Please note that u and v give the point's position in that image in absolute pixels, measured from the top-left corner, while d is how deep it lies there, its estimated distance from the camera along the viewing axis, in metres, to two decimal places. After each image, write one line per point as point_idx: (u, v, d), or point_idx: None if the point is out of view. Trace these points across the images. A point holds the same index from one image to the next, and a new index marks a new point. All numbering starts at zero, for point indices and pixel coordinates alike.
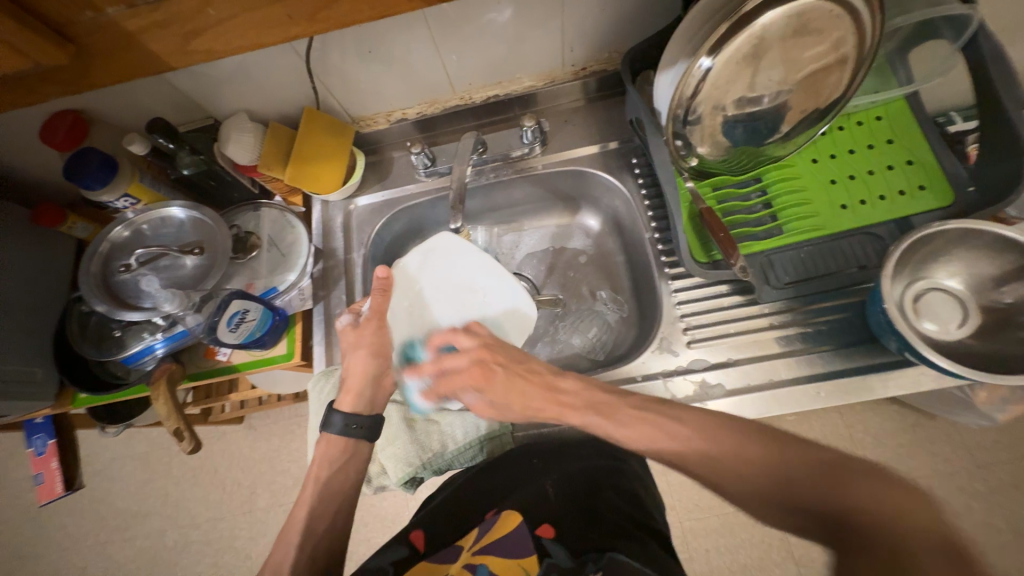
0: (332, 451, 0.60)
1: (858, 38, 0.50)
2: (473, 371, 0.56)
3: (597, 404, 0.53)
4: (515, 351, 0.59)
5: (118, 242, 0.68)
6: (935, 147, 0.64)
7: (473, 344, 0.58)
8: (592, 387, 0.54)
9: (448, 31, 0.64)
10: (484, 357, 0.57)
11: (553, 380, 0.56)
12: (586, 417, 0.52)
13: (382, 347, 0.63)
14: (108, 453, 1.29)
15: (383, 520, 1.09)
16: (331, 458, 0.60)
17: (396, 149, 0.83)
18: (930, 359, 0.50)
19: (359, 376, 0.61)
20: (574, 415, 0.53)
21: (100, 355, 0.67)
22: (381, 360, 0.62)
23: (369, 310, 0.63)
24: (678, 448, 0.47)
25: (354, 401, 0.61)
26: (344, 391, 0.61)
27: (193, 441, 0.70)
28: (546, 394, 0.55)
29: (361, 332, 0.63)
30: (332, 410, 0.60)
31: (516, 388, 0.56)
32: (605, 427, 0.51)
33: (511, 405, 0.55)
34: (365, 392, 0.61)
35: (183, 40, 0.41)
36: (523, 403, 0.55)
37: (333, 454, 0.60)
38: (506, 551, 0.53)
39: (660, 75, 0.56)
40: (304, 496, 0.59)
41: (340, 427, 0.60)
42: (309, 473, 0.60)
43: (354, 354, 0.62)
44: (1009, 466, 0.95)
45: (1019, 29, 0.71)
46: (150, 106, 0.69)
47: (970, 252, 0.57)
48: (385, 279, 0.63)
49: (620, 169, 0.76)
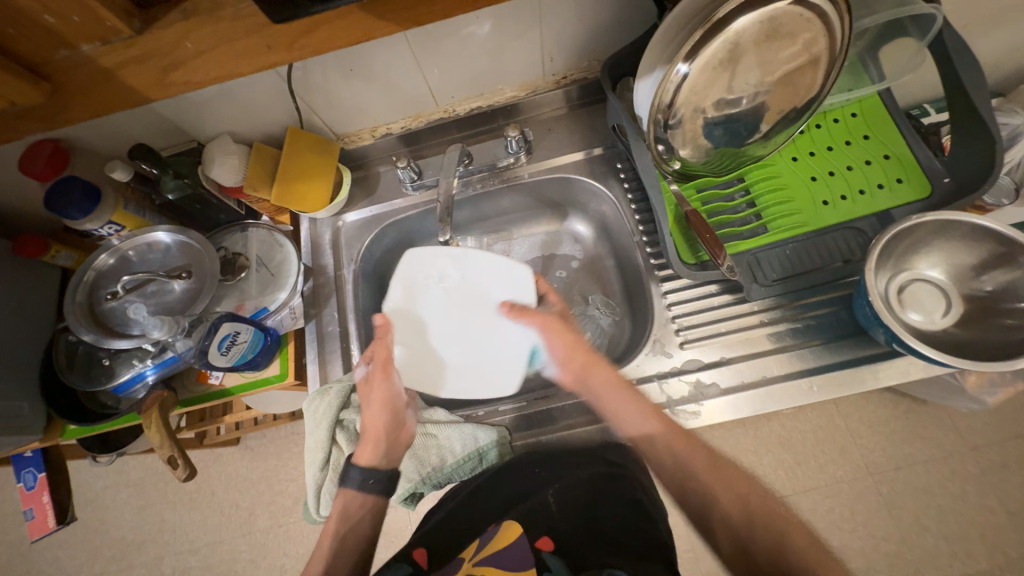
0: (351, 506, 0.59)
1: (828, 39, 0.51)
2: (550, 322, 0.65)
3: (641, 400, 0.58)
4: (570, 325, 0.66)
5: (104, 269, 0.67)
6: (909, 141, 0.66)
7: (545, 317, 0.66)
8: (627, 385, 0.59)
9: (429, 46, 0.65)
10: (550, 325, 0.65)
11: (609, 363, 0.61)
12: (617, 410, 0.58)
13: (394, 396, 0.62)
14: (101, 483, 1.27)
15: (385, 536, 1.08)
16: (348, 513, 0.59)
17: (382, 164, 0.83)
18: (915, 349, 0.51)
19: (375, 428, 0.60)
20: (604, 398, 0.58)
21: (89, 386, 0.66)
22: (394, 408, 0.62)
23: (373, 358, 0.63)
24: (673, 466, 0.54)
25: (372, 453, 0.60)
26: (362, 444, 0.60)
27: (188, 468, 0.68)
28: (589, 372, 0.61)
29: (370, 382, 0.62)
30: (350, 465, 0.59)
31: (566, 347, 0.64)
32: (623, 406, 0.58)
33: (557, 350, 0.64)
34: (381, 441, 0.60)
35: (158, 73, 0.42)
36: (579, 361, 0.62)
37: (352, 508, 0.59)
38: (501, 562, 0.51)
39: (639, 81, 0.57)
40: (324, 549, 0.57)
41: (359, 483, 0.59)
42: (327, 528, 0.58)
43: (370, 407, 0.61)
44: (1001, 447, 0.96)
45: (983, 22, 0.73)
46: (132, 132, 0.69)
47: (949, 242, 0.58)
48: (382, 325, 0.65)
49: (605, 175, 0.77)
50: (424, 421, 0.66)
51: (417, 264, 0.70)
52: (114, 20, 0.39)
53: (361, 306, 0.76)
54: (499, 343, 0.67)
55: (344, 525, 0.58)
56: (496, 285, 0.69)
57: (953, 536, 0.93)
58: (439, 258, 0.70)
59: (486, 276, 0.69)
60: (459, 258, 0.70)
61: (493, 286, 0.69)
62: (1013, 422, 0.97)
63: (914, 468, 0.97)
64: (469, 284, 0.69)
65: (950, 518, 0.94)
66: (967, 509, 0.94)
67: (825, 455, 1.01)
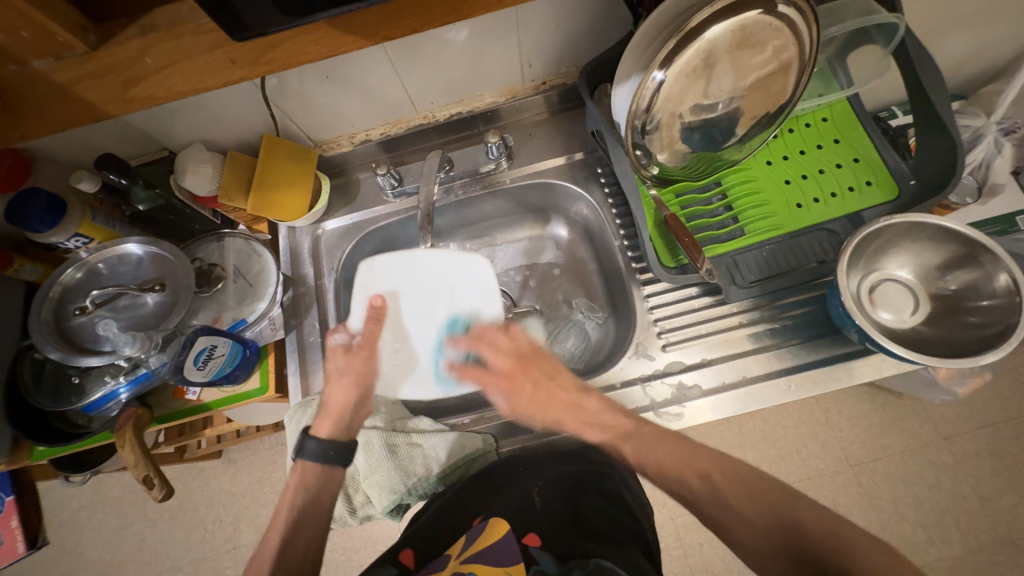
0: (308, 478, 0.58)
1: (798, 45, 0.53)
2: (501, 375, 0.60)
3: (614, 429, 0.56)
4: (552, 362, 0.60)
5: (71, 284, 0.65)
6: (877, 144, 0.68)
7: (512, 351, 0.61)
8: (617, 411, 0.57)
9: (406, 52, 0.64)
10: (515, 370, 0.60)
11: (579, 398, 0.58)
12: (601, 437, 0.57)
13: (368, 376, 0.63)
14: (76, 503, 1.22)
15: (375, 545, 1.06)
16: (307, 483, 0.58)
17: (362, 170, 0.82)
18: (887, 347, 0.53)
19: (340, 404, 0.61)
20: (589, 432, 0.57)
21: (58, 406, 0.64)
22: (363, 389, 0.63)
23: (361, 337, 0.64)
24: (688, 483, 0.51)
25: (331, 427, 0.60)
26: (321, 418, 0.61)
27: (165, 488, 0.66)
28: (571, 411, 0.58)
29: (351, 357, 0.64)
30: (307, 436, 0.59)
31: (545, 398, 0.59)
32: (620, 449, 0.56)
33: (534, 417, 0.59)
34: (345, 416, 0.61)
35: (120, 89, 0.41)
36: (543, 413, 0.59)
37: (310, 481, 0.58)
38: (497, 560, 0.51)
39: (616, 88, 0.58)
40: (279, 521, 0.56)
41: (317, 454, 0.58)
42: (282, 500, 0.58)
43: (338, 382, 0.62)
44: (973, 436, 1.00)
45: (944, 29, 0.76)
46: (99, 142, 0.66)
47: (916, 243, 0.60)
48: (378, 306, 0.66)
49: (586, 179, 0.77)
50: (409, 431, 0.65)
51: (383, 268, 0.69)
52: (67, 35, 0.38)
53: (344, 314, 0.75)
54: (444, 283, 0.68)
55: (301, 499, 0.57)
56: (393, 271, 0.69)
57: (930, 524, 0.96)
58: (403, 261, 0.69)
59: (386, 278, 0.69)
60: (408, 258, 0.69)
61: (399, 271, 0.69)
62: (983, 412, 1.01)
63: (890, 459, 1.01)
64: (431, 277, 0.69)
65: (926, 507, 0.97)
66: (941, 498, 0.97)
67: (807, 449, 1.03)
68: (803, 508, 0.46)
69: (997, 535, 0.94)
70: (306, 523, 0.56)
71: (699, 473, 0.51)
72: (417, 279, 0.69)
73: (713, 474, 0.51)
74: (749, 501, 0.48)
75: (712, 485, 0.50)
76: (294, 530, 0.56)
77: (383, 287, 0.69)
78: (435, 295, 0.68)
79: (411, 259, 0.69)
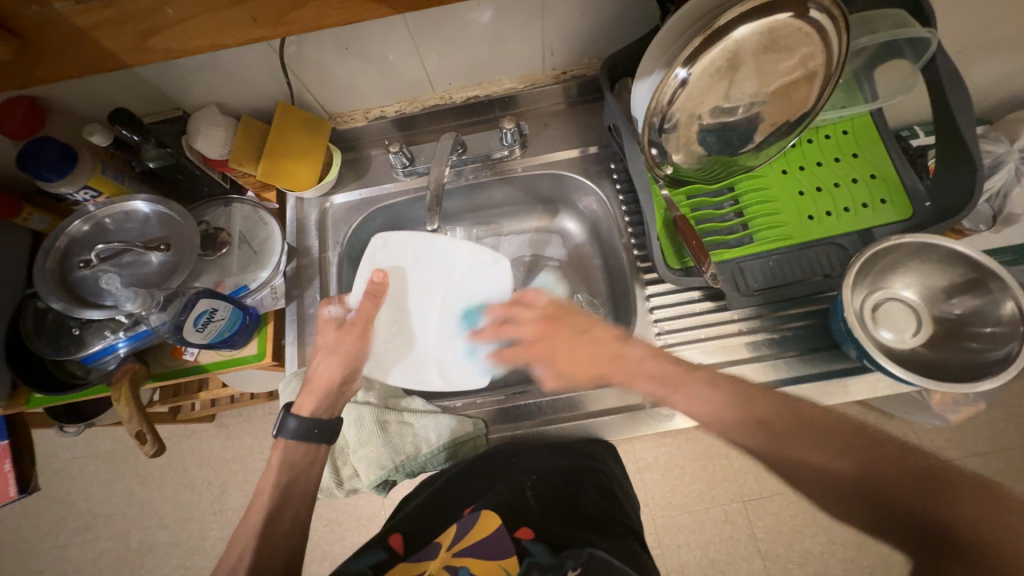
0: (292, 454, 0.59)
1: (826, 54, 0.52)
2: (536, 346, 0.63)
3: (662, 376, 0.56)
4: (583, 316, 0.63)
5: (77, 236, 0.65)
6: (896, 161, 0.67)
7: (539, 317, 0.64)
8: (660, 356, 0.58)
9: (429, 30, 0.64)
10: (545, 332, 0.63)
11: (620, 347, 0.60)
12: (650, 386, 0.57)
13: (356, 357, 0.65)
14: (69, 453, 1.24)
15: (358, 519, 1.08)
16: (291, 461, 0.59)
17: (374, 147, 0.82)
18: (884, 366, 0.53)
19: (325, 380, 0.62)
20: (639, 383, 0.58)
21: (57, 354, 0.64)
22: (349, 369, 0.64)
23: (357, 312, 0.66)
24: (747, 427, 0.49)
25: (313, 404, 0.61)
26: (304, 394, 0.61)
27: (157, 444, 0.67)
28: (612, 362, 0.59)
29: (342, 334, 0.65)
30: (288, 414, 0.59)
31: (584, 353, 0.61)
32: (671, 398, 0.55)
33: (577, 373, 0.61)
34: (325, 395, 0.62)
35: (138, 37, 0.43)
36: (590, 366, 0.60)
37: (293, 460, 0.59)
38: (488, 552, 0.52)
39: (638, 82, 0.57)
40: (261, 497, 0.56)
41: (296, 431, 0.59)
42: (265, 478, 0.58)
43: (325, 358, 0.63)
44: (960, 463, 1.00)
45: (976, 51, 0.74)
46: (114, 96, 0.66)
47: (924, 265, 0.59)
48: (377, 285, 0.69)
49: (599, 174, 0.77)
50: (401, 409, 0.66)
51: (395, 249, 0.73)
52: None
53: (345, 290, 0.75)
54: (450, 274, 0.74)
55: (284, 478, 0.58)
56: (402, 250, 0.74)
57: None
58: (419, 246, 0.74)
59: (393, 256, 0.73)
60: (423, 242, 0.74)
61: (410, 252, 0.74)
62: (973, 440, 1.01)
63: None
64: (439, 266, 0.73)
65: None
66: None
67: None
68: (898, 456, 0.43)
69: None
70: (284, 498, 0.57)
71: (759, 421, 0.49)
72: (426, 262, 0.74)
73: (775, 423, 0.48)
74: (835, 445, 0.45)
75: (775, 430, 0.48)
76: (280, 505, 0.56)
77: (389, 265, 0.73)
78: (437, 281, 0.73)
79: (425, 244, 0.74)
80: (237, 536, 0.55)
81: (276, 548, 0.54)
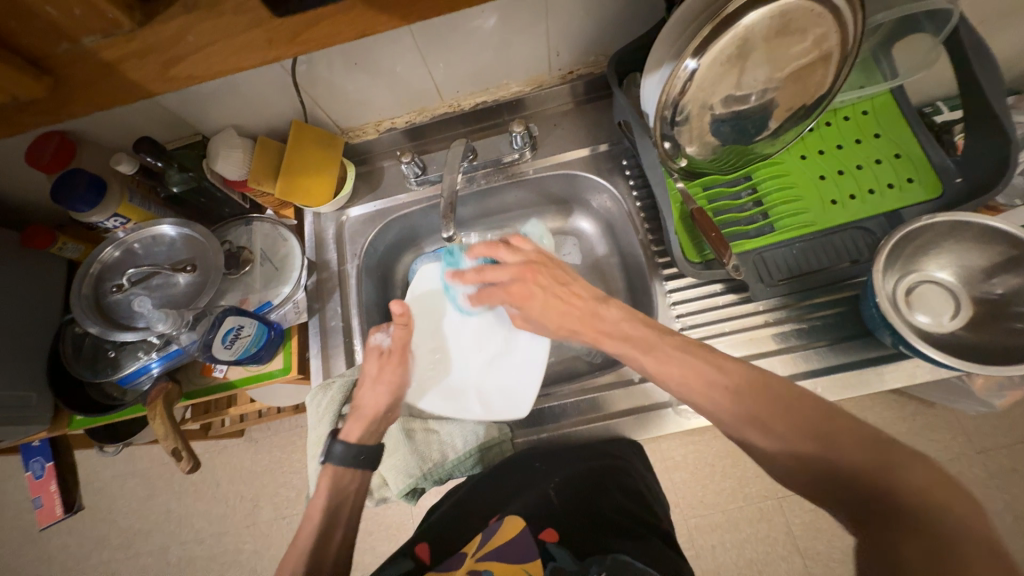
0: (342, 477, 0.59)
1: (842, 35, 0.50)
2: (512, 287, 0.62)
3: (633, 338, 0.54)
4: (564, 270, 0.62)
5: (109, 262, 0.68)
6: (921, 139, 0.64)
7: (522, 260, 0.63)
8: (634, 320, 0.55)
9: (435, 40, 0.64)
10: (524, 275, 0.62)
11: (594, 306, 0.58)
12: (622, 346, 0.55)
13: (401, 384, 0.64)
14: (109, 472, 1.28)
15: (388, 529, 1.09)
16: (341, 483, 0.59)
17: (386, 158, 0.83)
18: (923, 351, 0.51)
19: (371, 410, 0.61)
20: (608, 342, 0.56)
21: (96, 377, 0.66)
22: (396, 396, 0.63)
23: (393, 342, 0.65)
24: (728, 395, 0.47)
25: (360, 431, 0.61)
26: (352, 422, 0.61)
27: (192, 461, 0.69)
28: (587, 317, 0.58)
29: (383, 364, 0.64)
30: (336, 439, 0.60)
31: (555, 304, 0.60)
32: (641, 358, 0.53)
33: (547, 322, 0.60)
34: (375, 424, 0.61)
35: (160, 68, 0.44)
36: (558, 321, 0.60)
37: (342, 480, 0.60)
38: (513, 556, 0.55)
39: (647, 76, 0.56)
40: (313, 517, 0.57)
41: (344, 457, 0.59)
42: (315, 500, 0.58)
43: (372, 388, 0.63)
44: (1008, 450, 0.95)
45: (1000, 19, 0.71)
46: (138, 125, 0.69)
47: (960, 244, 0.57)
48: (403, 314, 0.64)
49: (611, 171, 0.76)
50: (426, 417, 0.66)
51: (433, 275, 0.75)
52: (114, 14, 0.40)
53: (364, 301, 0.76)
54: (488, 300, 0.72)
55: (333, 499, 0.58)
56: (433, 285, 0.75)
57: None
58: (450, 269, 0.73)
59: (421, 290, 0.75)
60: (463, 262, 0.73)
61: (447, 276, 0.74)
62: (1021, 426, 0.96)
63: None
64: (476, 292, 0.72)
65: None
66: None
67: None
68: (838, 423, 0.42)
69: None
70: (334, 515, 0.57)
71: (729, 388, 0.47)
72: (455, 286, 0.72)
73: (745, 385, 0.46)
74: (786, 416, 0.43)
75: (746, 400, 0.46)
76: (329, 526, 0.57)
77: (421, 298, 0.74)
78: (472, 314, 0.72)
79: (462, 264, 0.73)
80: (286, 559, 0.56)
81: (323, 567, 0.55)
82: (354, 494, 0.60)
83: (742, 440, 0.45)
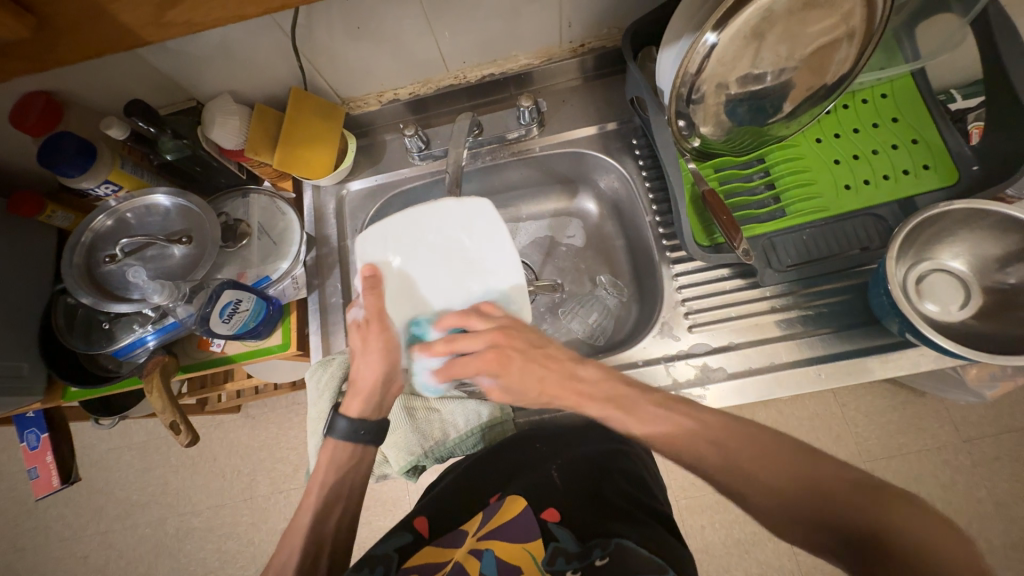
0: (341, 457, 0.59)
1: (867, 11, 0.49)
2: (488, 356, 0.57)
3: (616, 398, 0.53)
4: (533, 332, 0.59)
5: (101, 231, 0.66)
6: (939, 124, 0.63)
7: (493, 327, 0.58)
8: (614, 378, 0.54)
9: (442, 7, 0.61)
10: (496, 340, 0.57)
11: (572, 366, 0.56)
12: (602, 408, 0.53)
13: (392, 349, 0.60)
14: (105, 444, 1.28)
15: (384, 504, 1.10)
16: (339, 464, 0.59)
17: (388, 132, 0.80)
18: (931, 339, 0.50)
19: (370, 382, 0.59)
20: (622, 389, 0.53)
21: (89, 349, 0.65)
22: (391, 363, 0.60)
23: (368, 313, 0.60)
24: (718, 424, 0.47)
25: (361, 406, 0.59)
26: (351, 397, 0.59)
27: (190, 434, 0.68)
28: (566, 383, 0.55)
29: (366, 335, 0.59)
30: (337, 415, 0.59)
31: (534, 373, 0.56)
32: (625, 420, 0.51)
33: (527, 389, 0.56)
34: (373, 396, 0.59)
35: (157, 11, 0.36)
36: (539, 386, 0.56)
37: (339, 462, 0.59)
38: (511, 537, 0.52)
39: (664, 51, 0.54)
40: (311, 498, 0.58)
41: (346, 432, 0.58)
42: (313, 480, 0.58)
43: (364, 361, 0.59)
44: (995, 440, 0.97)
45: None
46: (130, 87, 0.66)
47: (975, 233, 0.56)
48: (372, 278, 0.61)
49: (620, 150, 0.74)
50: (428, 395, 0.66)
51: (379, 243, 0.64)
52: None
53: None
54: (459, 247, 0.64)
55: (332, 481, 0.58)
56: (401, 237, 0.64)
57: None
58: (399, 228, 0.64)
59: (388, 244, 0.64)
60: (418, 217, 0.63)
61: (397, 238, 0.64)
62: (1009, 417, 0.97)
63: (905, 458, 0.98)
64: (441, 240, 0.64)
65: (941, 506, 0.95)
66: (954, 499, 0.95)
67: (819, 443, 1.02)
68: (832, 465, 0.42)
69: (1010, 539, 0.92)
70: (332, 497, 0.58)
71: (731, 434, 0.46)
72: (430, 244, 0.64)
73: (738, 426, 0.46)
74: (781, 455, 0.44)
75: (737, 448, 0.45)
76: (328, 506, 0.58)
77: (391, 258, 0.63)
78: (458, 262, 0.64)
79: (419, 214, 0.63)
80: (287, 537, 0.56)
81: (324, 543, 0.56)
82: (352, 474, 0.59)
83: (743, 477, 0.44)
